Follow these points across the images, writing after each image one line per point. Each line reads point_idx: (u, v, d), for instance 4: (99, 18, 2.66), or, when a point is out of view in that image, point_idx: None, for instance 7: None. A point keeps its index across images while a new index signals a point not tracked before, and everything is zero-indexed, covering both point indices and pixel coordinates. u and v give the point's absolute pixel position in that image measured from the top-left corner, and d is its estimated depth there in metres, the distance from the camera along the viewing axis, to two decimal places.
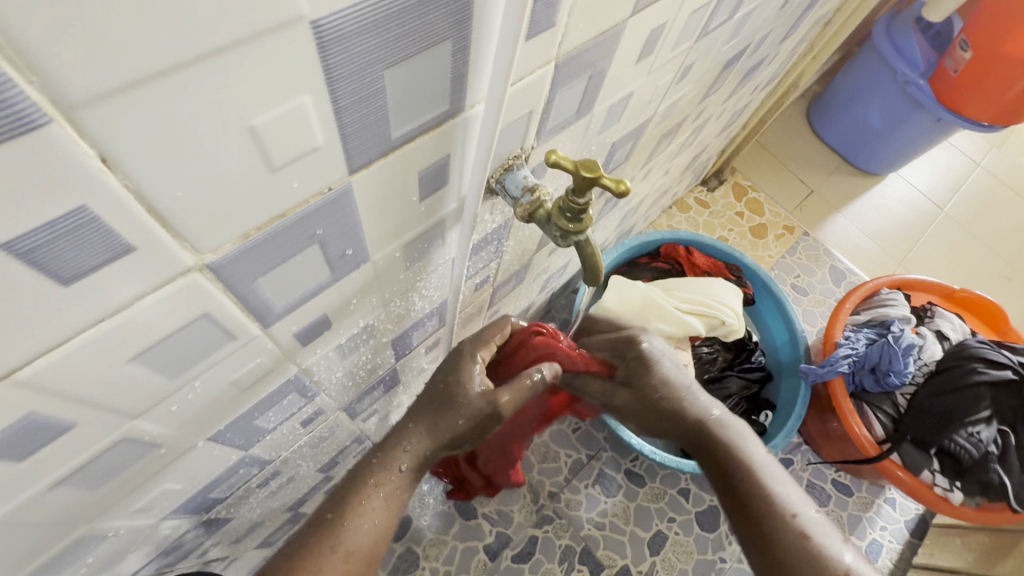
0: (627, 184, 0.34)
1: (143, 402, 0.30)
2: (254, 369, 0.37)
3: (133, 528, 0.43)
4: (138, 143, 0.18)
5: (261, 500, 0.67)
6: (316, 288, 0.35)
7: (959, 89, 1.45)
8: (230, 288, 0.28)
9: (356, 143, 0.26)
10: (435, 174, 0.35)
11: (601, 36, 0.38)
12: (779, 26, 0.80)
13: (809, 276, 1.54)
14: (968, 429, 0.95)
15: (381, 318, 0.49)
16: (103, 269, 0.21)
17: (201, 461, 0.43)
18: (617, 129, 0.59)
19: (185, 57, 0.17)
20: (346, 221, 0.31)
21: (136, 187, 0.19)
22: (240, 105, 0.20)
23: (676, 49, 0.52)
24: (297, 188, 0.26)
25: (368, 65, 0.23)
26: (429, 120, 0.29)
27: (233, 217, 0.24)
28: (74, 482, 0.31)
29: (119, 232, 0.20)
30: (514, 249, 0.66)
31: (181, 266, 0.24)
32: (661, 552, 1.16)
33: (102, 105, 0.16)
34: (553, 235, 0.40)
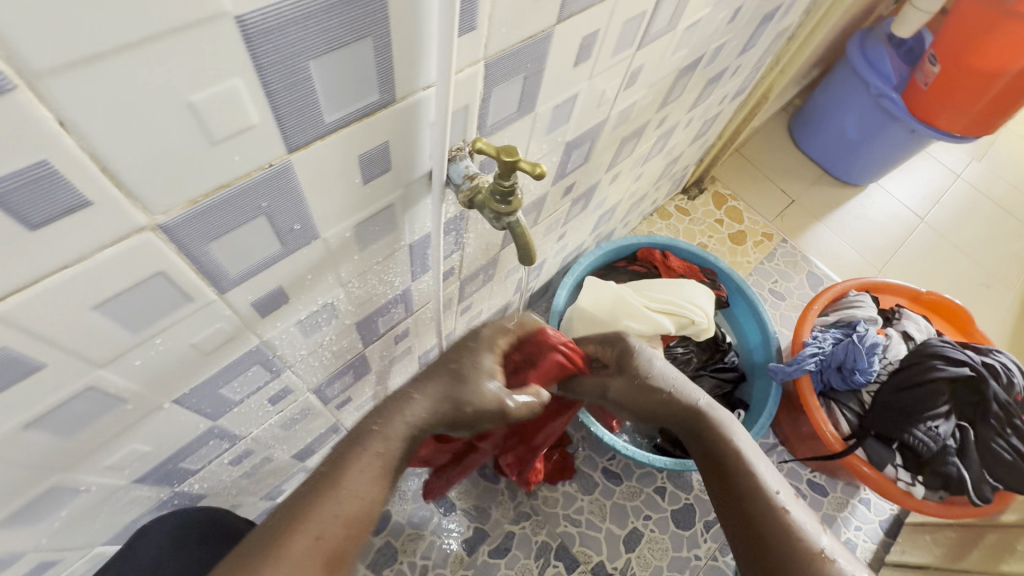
0: (543, 167, 0.39)
1: (108, 354, 0.34)
2: (214, 334, 0.41)
3: (104, 486, 0.46)
4: (90, 110, 0.22)
5: (235, 480, 0.70)
6: (267, 259, 0.39)
7: (930, 102, 1.51)
8: (182, 250, 0.32)
9: (291, 124, 0.31)
10: (376, 159, 0.39)
11: (530, 40, 0.43)
12: (734, 37, 0.86)
13: (786, 282, 1.58)
14: (927, 423, 0.98)
15: (341, 298, 0.53)
16: (64, 219, 0.25)
17: (169, 424, 0.47)
18: (568, 129, 0.64)
19: (124, 41, 0.21)
20: (290, 197, 0.36)
21: (90, 148, 0.24)
22: (178, 83, 0.24)
23: (616, 56, 0.57)
24: (238, 161, 0.30)
25: (294, 56, 0.28)
26: (361, 108, 0.34)
27: (180, 183, 0.28)
28: (45, 425, 0.35)
29: (77, 187, 0.24)
30: (476, 243, 0.70)
31: (135, 223, 0.28)
32: (636, 549, 1.18)
33: (58, 77, 0.21)
34: (489, 217, 0.45)
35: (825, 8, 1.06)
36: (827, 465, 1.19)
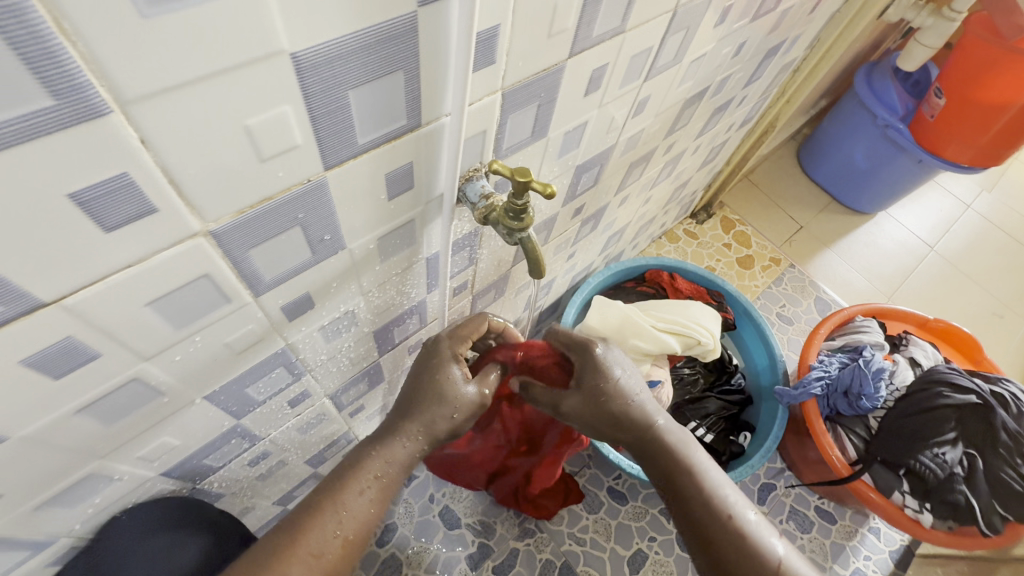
0: (553, 187, 0.42)
1: (153, 348, 0.38)
2: (246, 334, 0.45)
3: (134, 476, 0.49)
4: (166, 130, 0.26)
5: (251, 481, 0.73)
6: (299, 266, 0.42)
7: (937, 132, 1.53)
8: (226, 255, 0.36)
9: (329, 145, 0.35)
10: (401, 177, 0.43)
11: (543, 72, 0.47)
12: (740, 68, 0.90)
13: (794, 306, 1.59)
14: (933, 449, 0.98)
15: (361, 306, 0.56)
16: (132, 224, 0.29)
17: (198, 420, 0.50)
18: (578, 153, 0.67)
19: (199, 74, 0.25)
20: (323, 209, 0.39)
21: (162, 162, 0.27)
22: (238, 109, 0.28)
23: (624, 87, 0.61)
24: (282, 176, 0.34)
25: (336, 85, 0.32)
26: (389, 132, 0.38)
27: (231, 195, 0.32)
28: (93, 412, 0.38)
29: (148, 196, 0.28)
30: (488, 258, 0.73)
31: (190, 229, 0.32)
32: (641, 570, 1.17)
33: (144, 103, 0.25)
34: (502, 233, 0.48)
35: (829, 42, 1.10)
36: (835, 491, 1.18)
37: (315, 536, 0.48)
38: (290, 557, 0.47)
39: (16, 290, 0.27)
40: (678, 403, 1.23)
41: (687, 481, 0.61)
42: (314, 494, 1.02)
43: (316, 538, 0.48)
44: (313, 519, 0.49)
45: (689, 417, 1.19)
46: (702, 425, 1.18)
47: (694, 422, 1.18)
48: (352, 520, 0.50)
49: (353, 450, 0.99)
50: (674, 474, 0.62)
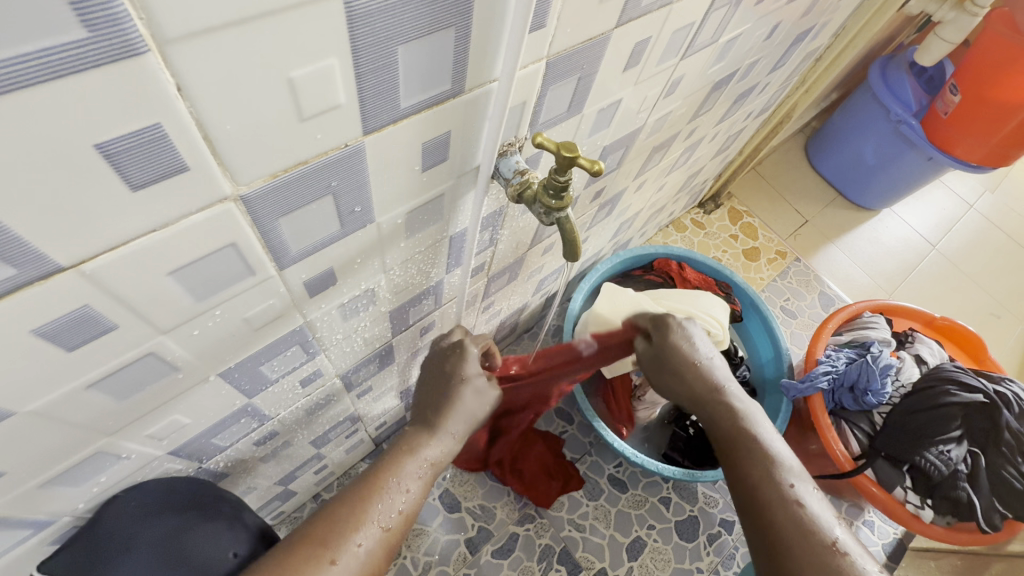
0: (601, 164, 0.40)
1: (172, 320, 0.35)
2: (266, 310, 0.42)
3: (143, 455, 0.47)
4: (204, 78, 0.23)
5: (256, 461, 0.71)
6: (327, 239, 0.40)
7: (949, 130, 1.52)
8: (255, 223, 0.33)
9: (371, 107, 0.32)
10: (437, 147, 0.40)
11: (589, 42, 0.44)
12: (768, 54, 0.87)
13: (798, 300, 1.59)
14: (938, 447, 0.98)
15: (381, 285, 0.54)
16: (161, 182, 0.26)
17: (210, 398, 0.47)
18: (607, 133, 0.65)
19: (244, 15, 0.22)
20: (357, 179, 0.37)
21: (198, 115, 0.24)
22: (285, 58, 0.25)
23: (661, 64, 0.59)
24: (320, 139, 0.31)
25: (386, 40, 0.29)
26: (432, 97, 0.35)
27: (267, 157, 0.29)
28: (105, 386, 0.36)
29: (180, 152, 0.25)
30: (508, 240, 0.71)
31: (220, 193, 0.29)
32: (638, 558, 1.17)
33: (184, 44, 0.22)
34: (538, 212, 0.46)
35: (854, 32, 1.08)
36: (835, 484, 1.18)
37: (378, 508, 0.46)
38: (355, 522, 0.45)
39: (34, 250, 0.24)
40: None
41: (748, 445, 0.61)
42: (315, 475, 1.00)
43: (382, 509, 0.47)
44: (376, 486, 0.47)
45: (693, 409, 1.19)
46: None
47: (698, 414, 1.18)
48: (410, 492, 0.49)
49: (357, 432, 0.97)
50: (734, 441, 0.62)
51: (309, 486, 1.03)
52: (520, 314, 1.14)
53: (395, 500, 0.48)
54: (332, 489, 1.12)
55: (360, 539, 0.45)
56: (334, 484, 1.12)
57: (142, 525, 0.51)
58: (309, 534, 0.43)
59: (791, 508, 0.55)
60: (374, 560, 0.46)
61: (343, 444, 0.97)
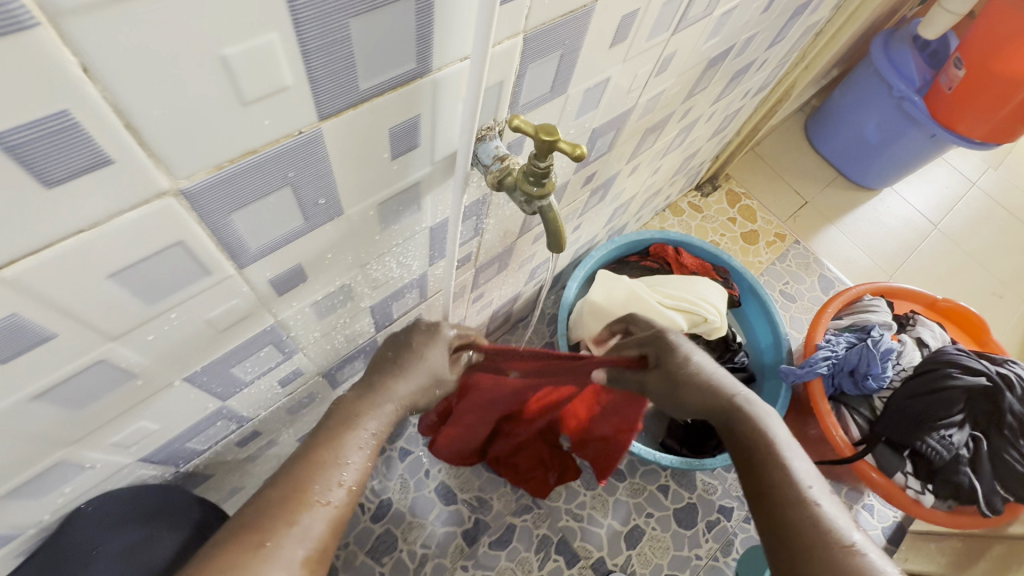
0: (583, 148, 0.37)
1: (121, 326, 0.32)
2: (230, 310, 0.39)
3: (110, 463, 0.45)
4: (116, 58, 0.20)
5: (240, 461, 0.69)
6: (289, 234, 0.37)
7: (953, 107, 1.47)
8: (203, 219, 0.30)
9: (325, 89, 0.29)
10: (407, 132, 0.37)
11: (570, 15, 0.41)
12: (765, 29, 0.83)
13: (797, 283, 1.56)
14: (941, 432, 0.96)
15: (358, 279, 0.51)
16: (82, 178, 0.23)
17: (178, 403, 0.45)
18: (596, 115, 0.62)
19: None
20: (318, 169, 0.34)
21: (114, 101, 0.22)
22: (215, 34, 0.22)
23: (651, 40, 0.55)
24: (267, 126, 0.28)
25: (333, 12, 0.26)
26: (396, 76, 0.32)
27: (206, 147, 0.26)
28: (54, 398, 0.33)
29: (99, 142, 0.22)
30: (495, 229, 0.68)
31: (157, 187, 0.26)
32: (637, 546, 1.17)
33: (83, 17, 0.19)
34: (519, 201, 0.43)
35: (855, 4, 1.03)
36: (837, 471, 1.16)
37: (326, 487, 0.41)
38: (299, 501, 0.40)
39: None
40: None
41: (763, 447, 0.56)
42: None
43: (328, 486, 0.41)
44: (310, 460, 0.42)
45: None
46: None
47: None
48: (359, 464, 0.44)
49: None
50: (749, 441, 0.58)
51: None
52: (513, 304, 1.12)
53: (345, 474, 0.43)
54: None
55: (307, 521, 0.39)
56: None
57: (104, 537, 0.49)
58: (242, 524, 0.38)
59: (816, 513, 0.49)
60: (324, 545, 0.40)
61: None
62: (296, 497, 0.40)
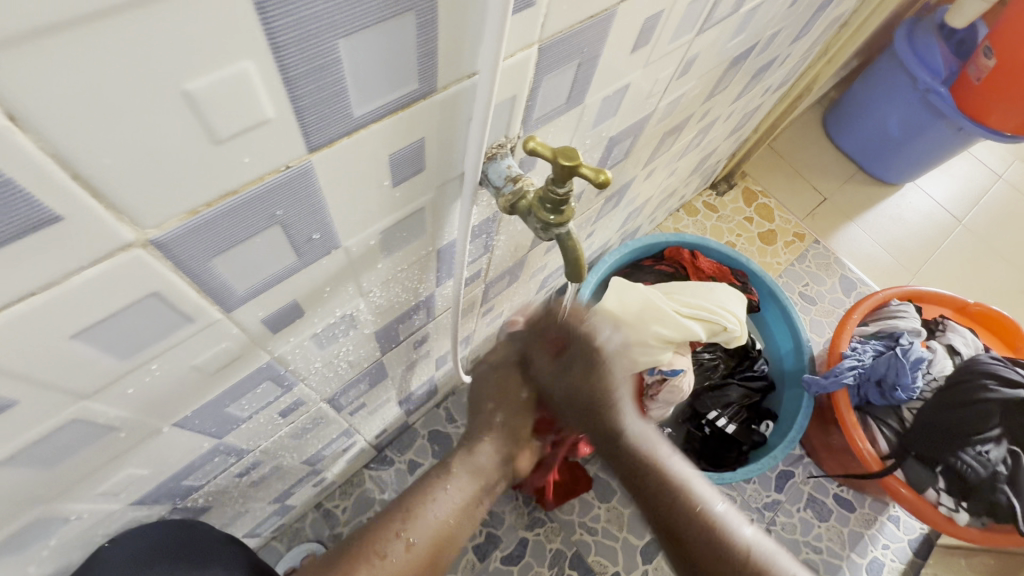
0: (608, 173, 0.33)
1: (94, 383, 0.29)
2: (220, 354, 0.36)
3: (99, 511, 0.42)
4: (49, 100, 0.17)
5: (242, 489, 0.66)
6: (282, 272, 0.33)
7: (982, 98, 1.40)
8: (180, 268, 0.27)
9: (313, 118, 0.25)
10: (409, 158, 0.33)
11: (589, 22, 0.36)
12: (790, 24, 0.78)
13: (818, 285, 1.51)
14: (976, 447, 0.92)
15: (361, 308, 0.47)
16: (25, 238, 0.20)
17: (169, 446, 0.42)
18: (613, 123, 0.57)
19: (95, 9, 0.16)
20: (310, 204, 0.30)
21: (54, 149, 0.18)
22: (174, 65, 0.19)
23: (674, 42, 0.51)
24: (248, 164, 0.24)
25: (320, 33, 0.22)
26: (397, 99, 0.28)
27: (177, 192, 0.23)
28: (25, 461, 0.30)
29: (40, 198, 0.19)
30: (505, 244, 0.64)
31: (121, 240, 0.23)
32: (653, 560, 1.13)
33: (1, 55, 0.15)
34: (534, 227, 0.39)
35: None
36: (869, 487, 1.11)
37: (415, 524, 0.50)
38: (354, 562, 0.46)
39: None
40: (697, 390, 1.16)
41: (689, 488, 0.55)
42: (314, 488, 0.96)
43: (421, 519, 0.50)
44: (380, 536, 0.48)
45: (710, 406, 1.13)
46: (724, 415, 1.11)
47: (715, 412, 1.11)
48: (449, 502, 0.52)
49: (355, 443, 0.92)
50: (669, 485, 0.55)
51: (309, 498, 0.99)
52: None
53: (436, 509, 0.51)
54: (334, 498, 1.08)
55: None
56: (336, 493, 1.08)
57: None
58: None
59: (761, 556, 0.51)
60: None
61: (341, 457, 0.93)
62: (393, 527, 0.49)
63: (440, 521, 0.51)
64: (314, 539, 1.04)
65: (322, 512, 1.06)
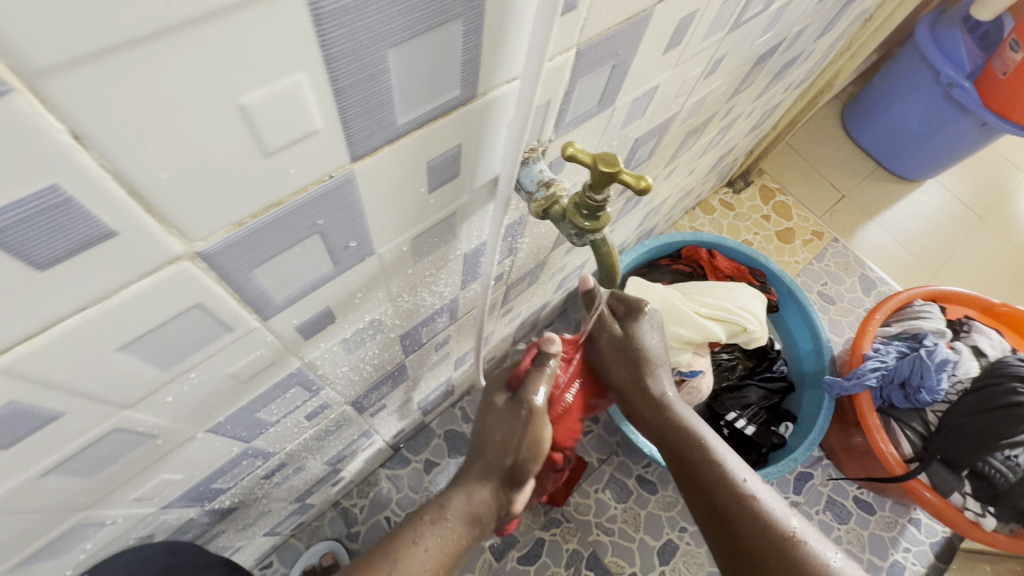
0: (648, 180, 0.32)
1: (135, 394, 0.29)
2: (255, 361, 0.36)
3: (133, 515, 0.42)
4: (111, 119, 0.17)
5: (266, 490, 0.66)
6: (317, 280, 0.33)
7: (1007, 93, 1.36)
8: (223, 279, 0.26)
9: (359, 128, 0.25)
10: (446, 164, 0.33)
11: (627, 23, 0.36)
12: (817, 20, 0.77)
13: (836, 284, 1.49)
14: (1004, 452, 0.91)
15: (389, 313, 0.47)
16: (81, 254, 0.20)
17: (201, 452, 0.42)
18: (641, 124, 0.57)
19: (160, 25, 0.15)
20: (349, 212, 0.30)
21: (112, 166, 0.18)
22: (231, 80, 0.18)
23: (706, 41, 0.50)
24: (294, 175, 0.24)
25: (370, 43, 0.21)
26: (440, 106, 0.28)
27: (226, 205, 0.23)
28: (66, 470, 0.30)
29: (96, 214, 0.19)
30: (529, 247, 0.64)
31: (169, 253, 0.23)
32: (670, 562, 1.12)
33: (69, 77, 0.15)
34: (568, 233, 0.38)
35: None
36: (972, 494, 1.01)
37: (404, 570, 0.48)
38: None
39: None
40: (715, 391, 1.15)
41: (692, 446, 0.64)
42: (333, 487, 0.96)
43: (409, 564, 0.49)
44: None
45: (728, 407, 1.12)
46: (742, 416, 1.10)
47: (733, 413, 1.11)
48: (436, 553, 0.51)
49: (373, 443, 0.92)
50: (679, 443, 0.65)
51: (327, 497, 0.99)
52: (541, 313, 1.07)
53: (422, 556, 0.50)
54: (352, 497, 1.09)
55: None
56: (353, 492, 1.09)
57: None
58: None
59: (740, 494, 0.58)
60: None
61: (359, 456, 0.93)
62: (385, 568, 0.48)
63: (426, 572, 0.50)
64: (332, 537, 1.05)
65: (340, 511, 1.07)
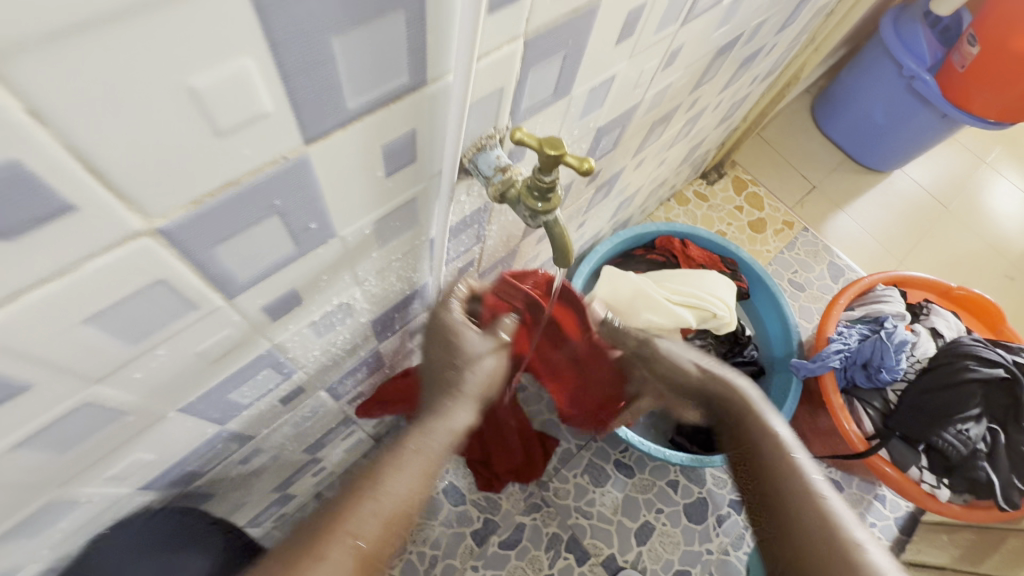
0: (591, 162, 0.35)
1: (103, 368, 0.31)
2: (223, 340, 0.38)
3: (107, 496, 0.44)
4: (66, 97, 0.18)
5: (244, 476, 0.68)
6: (279, 261, 0.35)
7: (965, 84, 1.42)
8: (185, 256, 0.28)
9: (310, 112, 0.26)
10: (401, 148, 0.35)
11: (573, 14, 0.38)
12: (774, 14, 0.80)
13: (806, 272, 1.53)
14: (956, 426, 0.95)
15: (357, 297, 0.49)
16: (42, 228, 0.21)
17: (174, 433, 0.43)
18: (601, 113, 0.59)
19: (109, 13, 0.17)
20: (306, 194, 0.31)
21: (70, 143, 0.19)
22: (179, 62, 0.20)
23: (659, 33, 0.52)
24: (248, 155, 0.26)
25: (314, 31, 0.23)
26: (388, 92, 0.30)
27: (184, 182, 0.24)
28: (38, 444, 0.32)
29: (57, 189, 0.20)
30: (498, 234, 0.66)
31: (129, 229, 0.24)
32: (647, 542, 1.15)
33: (28, 59, 0.17)
34: (523, 214, 0.41)
35: None
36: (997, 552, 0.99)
37: (386, 497, 0.47)
38: (333, 536, 0.44)
39: None
40: None
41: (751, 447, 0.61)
42: (313, 477, 0.97)
43: (390, 490, 0.47)
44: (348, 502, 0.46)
45: None
46: None
47: None
48: (415, 475, 0.49)
49: (353, 432, 0.94)
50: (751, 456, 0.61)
51: (308, 487, 1.01)
52: None
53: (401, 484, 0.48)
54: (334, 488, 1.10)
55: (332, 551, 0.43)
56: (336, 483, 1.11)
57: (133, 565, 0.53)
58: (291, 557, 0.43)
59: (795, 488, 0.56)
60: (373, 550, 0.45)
61: (339, 445, 0.94)
62: (367, 508, 0.46)
63: (408, 494, 0.48)
64: None
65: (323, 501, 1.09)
